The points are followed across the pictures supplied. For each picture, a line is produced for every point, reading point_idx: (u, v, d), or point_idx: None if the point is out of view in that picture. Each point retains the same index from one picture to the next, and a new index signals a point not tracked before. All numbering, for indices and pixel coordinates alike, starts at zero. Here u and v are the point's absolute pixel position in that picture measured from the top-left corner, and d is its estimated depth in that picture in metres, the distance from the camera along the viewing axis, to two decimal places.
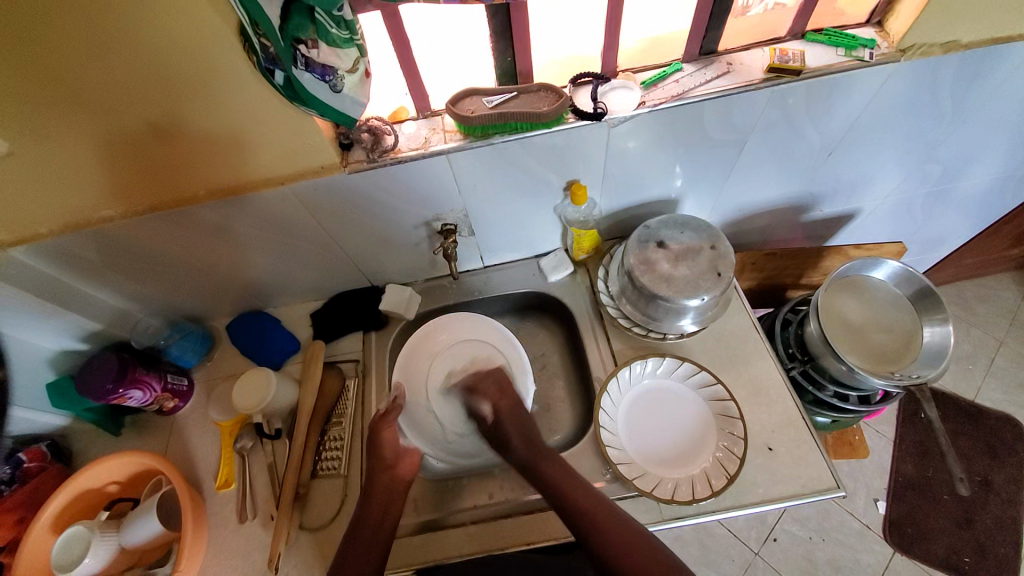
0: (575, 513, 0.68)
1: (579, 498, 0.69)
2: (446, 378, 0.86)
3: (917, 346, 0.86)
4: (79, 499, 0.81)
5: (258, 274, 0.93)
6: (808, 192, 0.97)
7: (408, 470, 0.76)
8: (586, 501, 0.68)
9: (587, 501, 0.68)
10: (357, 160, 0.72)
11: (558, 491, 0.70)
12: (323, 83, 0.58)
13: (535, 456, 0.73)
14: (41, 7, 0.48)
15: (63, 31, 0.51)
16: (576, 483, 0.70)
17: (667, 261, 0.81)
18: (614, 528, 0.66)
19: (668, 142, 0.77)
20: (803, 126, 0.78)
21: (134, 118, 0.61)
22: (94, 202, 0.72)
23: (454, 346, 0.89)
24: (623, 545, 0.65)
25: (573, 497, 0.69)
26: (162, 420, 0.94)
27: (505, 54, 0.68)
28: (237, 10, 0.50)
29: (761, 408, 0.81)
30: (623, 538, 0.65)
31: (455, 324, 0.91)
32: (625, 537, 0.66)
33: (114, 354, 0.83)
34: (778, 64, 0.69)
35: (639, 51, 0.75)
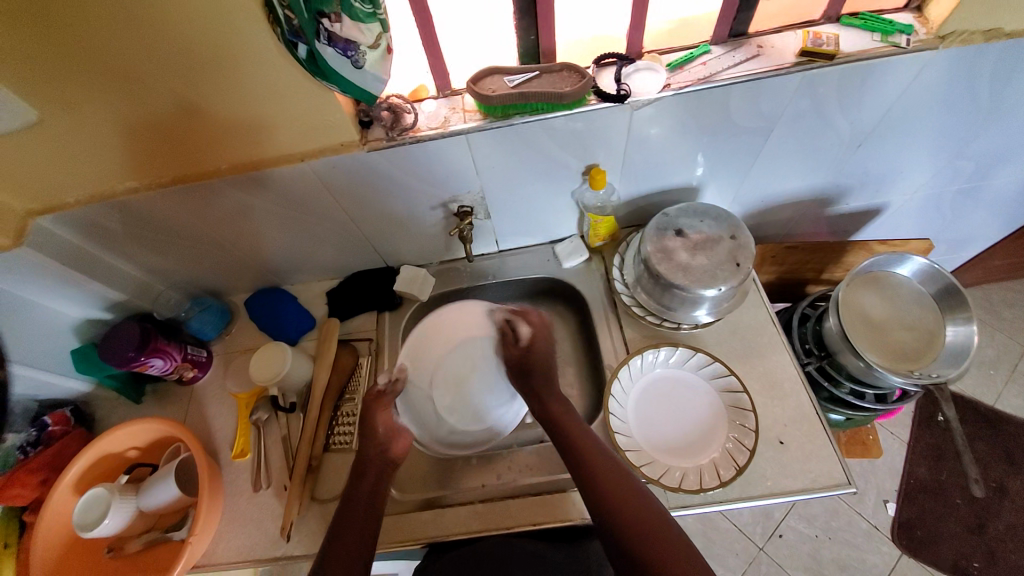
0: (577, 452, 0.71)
1: (585, 441, 0.72)
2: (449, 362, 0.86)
3: (939, 345, 0.84)
4: (100, 462, 0.84)
5: (277, 250, 0.94)
6: (834, 183, 0.94)
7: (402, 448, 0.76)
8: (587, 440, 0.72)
9: (590, 447, 0.71)
10: (376, 138, 0.71)
11: (565, 432, 0.74)
12: (345, 59, 0.58)
13: (547, 388, 0.79)
14: None
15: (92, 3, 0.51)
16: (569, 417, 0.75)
17: (685, 250, 0.80)
18: (614, 475, 0.68)
19: (692, 128, 0.75)
20: (833, 115, 0.76)
21: (157, 89, 0.61)
22: (121, 172, 0.73)
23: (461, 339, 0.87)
24: (623, 493, 0.66)
25: (580, 442, 0.72)
26: (181, 390, 0.97)
27: (529, 32, 0.66)
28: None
29: (774, 401, 0.80)
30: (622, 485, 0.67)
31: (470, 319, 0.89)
32: (623, 486, 0.67)
33: (137, 324, 0.85)
34: (812, 48, 0.67)
35: (665, 32, 0.73)
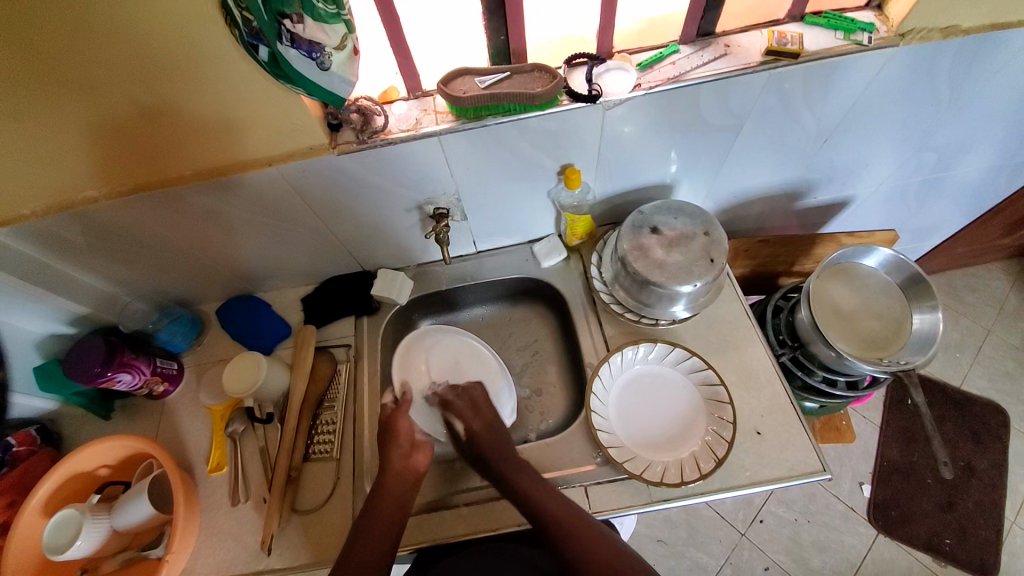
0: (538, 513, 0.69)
1: (543, 497, 0.70)
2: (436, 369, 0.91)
3: (906, 333, 0.87)
4: (68, 483, 0.80)
5: (248, 257, 0.92)
6: (803, 178, 0.97)
7: (422, 461, 0.77)
8: (545, 496, 0.70)
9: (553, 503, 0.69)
10: (346, 141, 0.70)
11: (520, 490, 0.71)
12: (310, 60, 0.57)
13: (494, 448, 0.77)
14: None
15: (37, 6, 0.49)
16: (521, 471, 0.73)
17: (660, 247, 0.81)
18: (581, 536, 0.67)
19: (664, 127, 0.76)
20: (799, 112, 0.78)
21: (113, 95, 0.59)
22: (80, 180, 0.70)
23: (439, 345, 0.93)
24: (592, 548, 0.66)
25: (540, 498, 0.70)
26: (152, 404, 0.94)
27: (498, 32, 0.65)
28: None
29: (750, 393, 0.82)
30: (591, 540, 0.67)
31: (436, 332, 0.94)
32: (591, 540, 0.66)
33: (101, 337, 0.82)
34: (777, 47, 0.68)
35: (636, 32, 0.74)
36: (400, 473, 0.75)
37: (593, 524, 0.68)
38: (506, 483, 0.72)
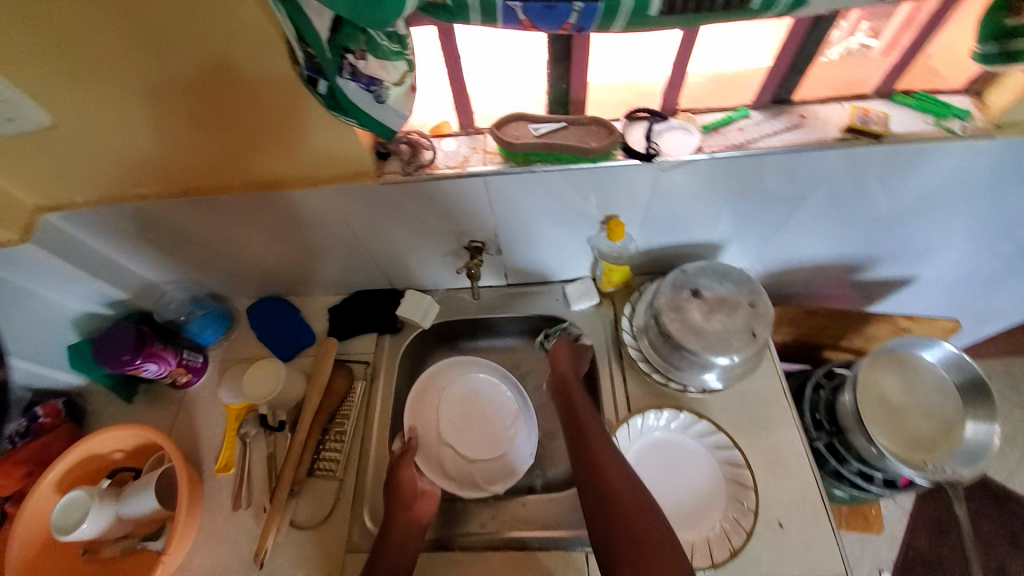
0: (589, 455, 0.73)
1: (596, 444, 0.73)
2: (448, 415, 0.92)
3: (956, 440, 0.80)
4: (81, 464, 0.83)
5: (283, 263, 0.92)
6: (863, 252, 0.91)
7: (426, 513, 0.76)
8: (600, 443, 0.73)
9: (604, 451, 0.72)
10: (392, 171, 0.70)
11: (582, 432, 0.75)
12: (367, 93, 0.54)
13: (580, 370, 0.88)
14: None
15: (114, 24, 0.50)
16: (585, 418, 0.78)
17: (700, 312, 0.77)
18: (615, 483, 0.68)
19: (720, 189, 0.72)
20: (872, 189, 0.73)
21: (176, 106, 0.60)
22: (135, 179, 0.72)
23: (454, 387, 0.95)
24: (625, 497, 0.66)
25: (593, 445, 0.73)
26: (172, 393, 0.96)
27: (560, 79, 0.63)
28: (286, 25, 0.49)
29: (776, 480, 0.76)
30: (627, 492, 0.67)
31: (452, 371, 0.96)
32: (625, 493, 0.67)
33: (134, 326, 0.85)
34: (859, 125, 0.65)
35: (705, 82, 0.70)
36: (408, 520, 0.73)
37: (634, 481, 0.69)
38: (573, 425, 0.78)
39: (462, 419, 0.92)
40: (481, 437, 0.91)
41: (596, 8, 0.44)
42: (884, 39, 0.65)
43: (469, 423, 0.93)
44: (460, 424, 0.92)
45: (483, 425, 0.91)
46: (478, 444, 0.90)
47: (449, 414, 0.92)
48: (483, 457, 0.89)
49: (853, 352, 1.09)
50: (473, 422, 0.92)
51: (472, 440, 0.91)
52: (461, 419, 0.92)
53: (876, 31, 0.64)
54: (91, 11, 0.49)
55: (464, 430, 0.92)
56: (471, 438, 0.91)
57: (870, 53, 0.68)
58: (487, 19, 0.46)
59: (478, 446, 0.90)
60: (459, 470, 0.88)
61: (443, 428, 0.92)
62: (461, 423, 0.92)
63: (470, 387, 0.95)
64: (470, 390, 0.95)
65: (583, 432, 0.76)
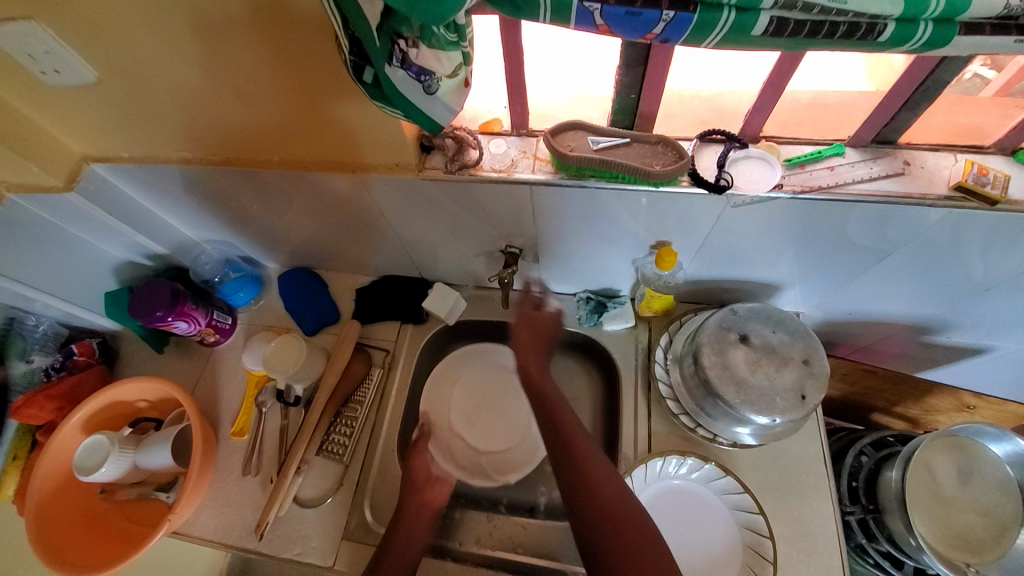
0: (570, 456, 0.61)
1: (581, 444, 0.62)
2: (462, 404, 0.93)
3: (1007, 545, 0.70)
4: (108, 408, 0.87)
5: (314, 238, 0.91)
6: (941, 317, 0.80)
7: (441, 495, 0.76)
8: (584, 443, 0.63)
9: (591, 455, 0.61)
10: (434, 167, 0.66)
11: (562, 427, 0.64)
12: (417, 83, 0.49)
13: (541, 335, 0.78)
14: None
15: None
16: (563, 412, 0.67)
17: (746, 361, 0.70)
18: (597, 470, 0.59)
19: (792, 232, 0.64)
20: (970, 256, 0.64)
21: (217, 77, 0.58)
22: (176, 143, 0.71)
23: (468, 377, 0.95)
24: (612, 508, 0.56)
25: (575, 442, 0.62)
26: (199, 350, 0.98)
27: (629, 90, 0.55)
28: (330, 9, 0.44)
29: (800, 554, 0.70)
30: (614, 500, 0.57)
31: (467, 362, 0.96)
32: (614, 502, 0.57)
33: (168, 283, 0.86)
34: (971, 184, 0.54)
35: (807, 101, 0.62)
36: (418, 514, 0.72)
37: (623, 488, 0.59)
38: (550, 421, 0.66)
39: (475, 410, 0.93)
40: (496, 428, 0.91)
41: (690, 19, 0.37)
42: (1003, 77, 0.56)
43: (481, 414, 0.92)
44: (473, 415, 0.92)
45: (495, 416, 0.92)
46: (490, 436, 0.90)
47: (463, 403, 0.93)
48: (493, 448, 0.89)
49: (905, 419, 0.99)
50: (486, 413, 0.92)
51: (487, 428, 0.91)
52: (473, 410, 0.93)
53: (996, 62, 0.55)
54: None
55: (475, 421, 0.92)
56: (485, 426, 0.91)
57: (982, 93, 0.59)
58: (558, 19, 0.40)
59: (490, 438, 0.90)
60: (472, 458, 0.89)
61: (456, 418, 0.92)
62: (475, 411, 0.92)
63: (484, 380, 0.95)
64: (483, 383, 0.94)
65: (564, 428, 0.64)
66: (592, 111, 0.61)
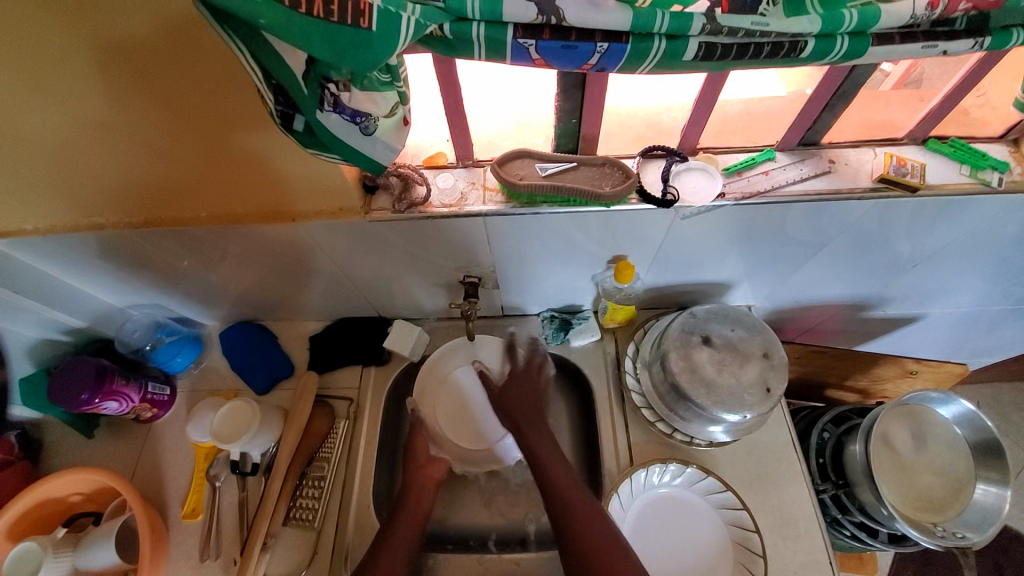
0: (546, 481, 0.67)
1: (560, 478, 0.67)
2: (450, 402, 0.87)
3: (966, 500, 0.76)
4: (39, 507, 0.75)
5: (258, 289, 0.85)
6: (877, 293, 0.87)
7: (440, 470, 0.79)
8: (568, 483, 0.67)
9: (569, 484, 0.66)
10: (380, 207, 0.63)
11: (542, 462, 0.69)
12: (353, 125, 0.45)
13: (530, 394, 0.79)
14: (30, 18, 0.42)
15: (56, 44, 0.44)
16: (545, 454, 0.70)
17: (711, 362, 0.72)
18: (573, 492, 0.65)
19: (736, 235, 0.67)
20: (896, 238, 0.70)
21: (130, 135, 0.53)
22: (86, 208, 0.64)
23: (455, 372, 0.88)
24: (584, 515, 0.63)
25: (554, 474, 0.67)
26: (136, 428, 0.88)
27: (570, 115, 0.56)
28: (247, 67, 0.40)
29: (786, 543, 0.72)
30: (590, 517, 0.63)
31: (453, 353, 0.89)
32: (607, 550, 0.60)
33: (94, 359, 0.77)
34: (893, 176, 0.60)
35: (736, 112, 0.63)
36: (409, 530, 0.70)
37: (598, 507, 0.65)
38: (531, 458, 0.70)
39: (459, 403, 0.87)
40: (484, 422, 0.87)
41: (624, 49, 0.38)
42: (902, 66, 0.56)
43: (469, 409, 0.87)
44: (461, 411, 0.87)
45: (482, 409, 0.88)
46: (476, 428, 0.87)
47: (452, 400, 0.87)
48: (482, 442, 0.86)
49: (857, 390, 1.06)
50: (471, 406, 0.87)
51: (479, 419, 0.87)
52: (456, 403, 0.87)
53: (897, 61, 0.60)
54: (28, 30, 0.42)
55: (462, 417, 0.87)
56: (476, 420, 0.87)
57: (883, 85, 0.60)
58: (495, 56, 0.39)
59: (477, 433, 0.86)
60: (461, 452, 0.85)
61: (440, 414, 0.87)
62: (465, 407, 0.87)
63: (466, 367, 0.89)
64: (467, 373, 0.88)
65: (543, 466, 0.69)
66: (535, 138, 0.62)
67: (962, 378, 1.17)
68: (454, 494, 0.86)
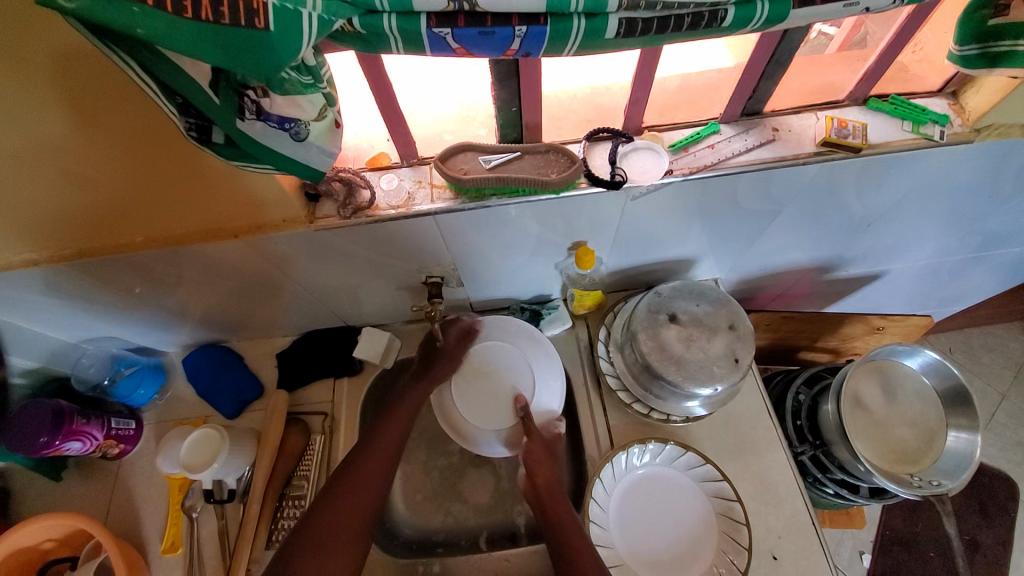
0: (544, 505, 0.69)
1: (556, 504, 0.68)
2: (482, 366, 0.82)
3: (938, 449, 0.78)
4: (11, 558, 0.73)
5: (217, 311, 0.82)
6: (837, 255, 0.88)
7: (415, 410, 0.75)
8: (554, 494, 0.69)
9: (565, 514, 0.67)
10: (326, 215, 0.61)
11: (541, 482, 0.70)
12: (283, 133, 0.43)
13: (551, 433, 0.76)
14: None
15: None
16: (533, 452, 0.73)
17: (679, 338, 0.72)
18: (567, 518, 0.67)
19: (691, 211, 0.67)
20: (848, 199, 0.70)
21: (50, 164, 0.50)
22: (13, 245, 0.60)
23: (512, 355, 0.82)
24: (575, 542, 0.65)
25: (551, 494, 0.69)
26: (105, 467, 0.85)
27: (508, 104, 0.54)
28: (144, 83, 0.37)
29: (768, 509, 0.74)
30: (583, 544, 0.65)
31: (522, 339, 0.82)
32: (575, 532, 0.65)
33: (46, 401, 0.74)
34: (836, 139, 0.60)
35: (674, 88, 0.65)
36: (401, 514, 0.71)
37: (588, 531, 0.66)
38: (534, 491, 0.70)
39: (489, 369, 0.81)
40: (486, 403, 0.80)
41: (543, 31, 0.37)
42: (843, 29, 0.61)
43: (488, 384, 0.81)
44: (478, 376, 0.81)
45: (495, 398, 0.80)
46: (476, 401, 0.80)
47: (484, 365, 0.82)
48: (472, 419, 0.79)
49: (828, 350, 1.08)
50: (498, 384, 0.81)
51: (487, 399, 0.80)
52: (488, 367, 0.81)
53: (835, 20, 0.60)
54: None
55: (481, 382, 0.81)
56: (484, 395, 0.81)
57: (828, 48, 0.65)
58: (412, 48, 0.38)
59: (482, 405, 0.80)
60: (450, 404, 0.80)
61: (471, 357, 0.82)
62: (485, 379, 0.81)
63: (518, 352, 0.81)
64: (517, 357, 0.81)
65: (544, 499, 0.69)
66: (479, 129, 0.60)
67: (930, 328, 1.19)
68: (440, 498, 0.85)
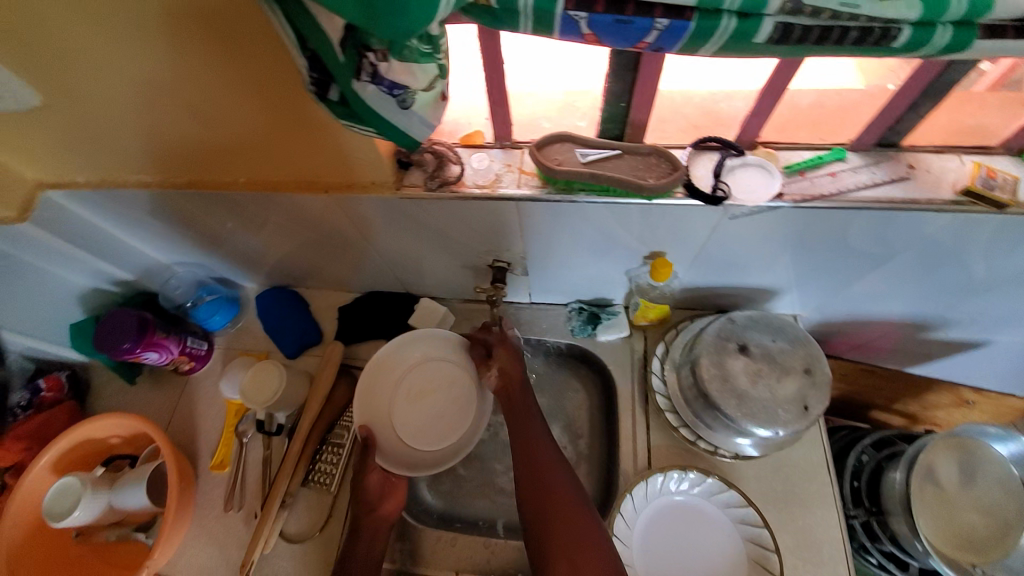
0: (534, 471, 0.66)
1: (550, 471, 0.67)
2: (414, 385, 0.82)
3: (1011, 545, 0.69)
4: (83, 445, 0.81)
5: (294, 257, 0.86)
6: (941, 315, 0.79)
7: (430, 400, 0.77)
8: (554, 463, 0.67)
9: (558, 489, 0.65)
10: (412, 184, 0.62)
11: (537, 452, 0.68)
12: (390, 98, 0.43)
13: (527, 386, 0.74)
14: None
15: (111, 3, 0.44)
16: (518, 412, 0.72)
17: (746, 372, 0.68)
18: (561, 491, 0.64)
19: (788, 239, 0.61)
20: (973, 257, 0.62)
21: (177, 97, 0.53)
22: (132, 165, 0.66)
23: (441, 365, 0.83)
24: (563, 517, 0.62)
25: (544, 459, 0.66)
26: (174, 379, 0.93)
27: (618, 98, 0.52)
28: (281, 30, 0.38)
29: (805, 567, 0.69)
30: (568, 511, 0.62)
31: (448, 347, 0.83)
32: (555, 492, 0.62)
33: (135, 312, 0.81)
34: (980, 189, 0.53)
35: (807, 104, 0.60)
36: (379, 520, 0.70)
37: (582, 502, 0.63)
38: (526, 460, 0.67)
39: (422, 382, 0.82)
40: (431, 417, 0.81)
41: (686, 26, 0.34)
42: (999, 67, 0.58)
43: (430, 402, 0.81)
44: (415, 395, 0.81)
45: (441, 409, 0.81)
46: (419, 418, 0.80)
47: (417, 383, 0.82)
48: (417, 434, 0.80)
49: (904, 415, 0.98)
50: (439, 398, 0.81)
51: (429, 414, 0.81)
52: (429, 384, 0.82)
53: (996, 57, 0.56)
54: None
55: (419, 398, 0.81)
56: (424, 411, 0.81)
57: (975, 87, 0.60)
58: (541, 29, 0.36)
59: (437, 425, 0.80)
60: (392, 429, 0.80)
61: (407, 380, 0.82)
62: (424, 398, 0.81)
63: (448, 360, 0.83)
64: (448, 367, 0.83)
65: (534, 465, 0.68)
66: (580, 120, 0.58)
67: None
68: (464, 475, 0.86)
